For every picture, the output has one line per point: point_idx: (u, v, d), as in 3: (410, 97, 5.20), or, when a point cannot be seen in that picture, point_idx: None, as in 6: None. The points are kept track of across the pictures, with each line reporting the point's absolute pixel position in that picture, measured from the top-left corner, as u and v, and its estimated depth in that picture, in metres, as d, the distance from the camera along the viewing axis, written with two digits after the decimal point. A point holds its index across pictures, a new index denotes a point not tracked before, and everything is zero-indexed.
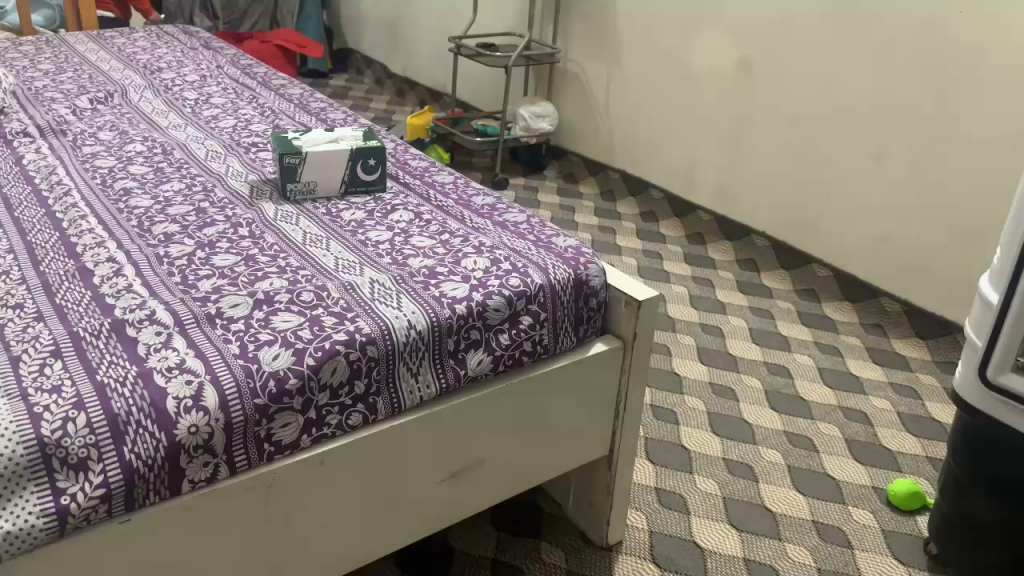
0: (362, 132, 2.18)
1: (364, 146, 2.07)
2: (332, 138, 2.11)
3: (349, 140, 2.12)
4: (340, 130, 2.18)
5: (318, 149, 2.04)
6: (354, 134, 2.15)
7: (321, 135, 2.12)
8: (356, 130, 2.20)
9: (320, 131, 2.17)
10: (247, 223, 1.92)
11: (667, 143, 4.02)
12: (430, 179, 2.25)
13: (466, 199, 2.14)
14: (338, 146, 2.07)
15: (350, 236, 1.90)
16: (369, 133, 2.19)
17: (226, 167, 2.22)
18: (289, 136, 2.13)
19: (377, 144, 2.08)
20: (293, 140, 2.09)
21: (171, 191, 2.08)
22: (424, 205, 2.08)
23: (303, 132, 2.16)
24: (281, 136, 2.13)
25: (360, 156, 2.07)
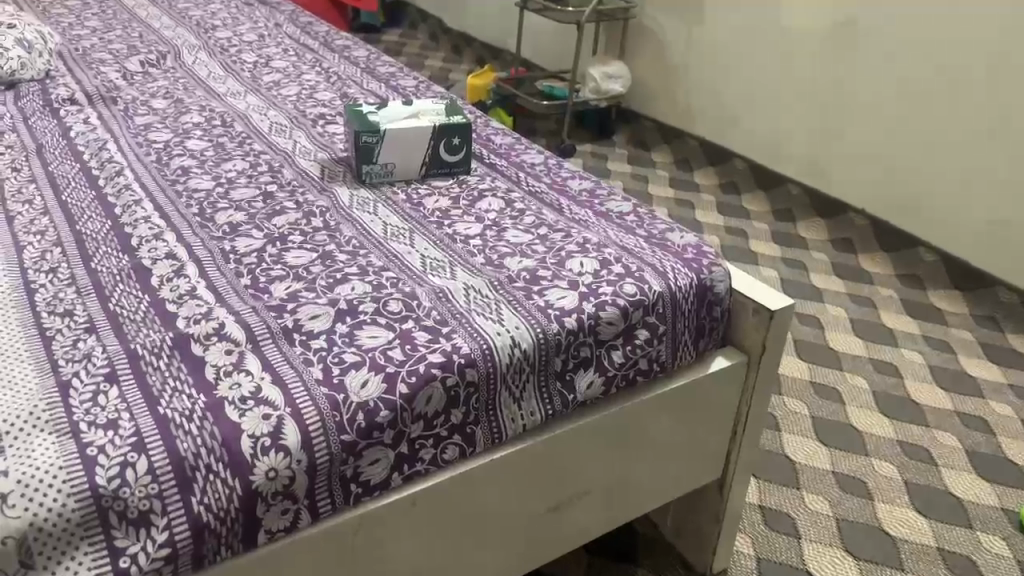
0: (443, 106, 1.95)
1: (449, 123, 1.84)
2: (412, 113, 1.88)
3: (431, 116, 1.89)
4: (419, 103, 1.94)
5: (399, 127, 1.82)
6: (435, 109, 1.92)
7: (400, 109, 1.89)
8: (437, 103, 1.97)
9: (397, 104, 1.94)
10: (320, 213, 1.71)
11: (753, 109, 3.71)
12: (518, 158, 2.01)
13: (561, 182, 1.90)
14: (420, 123, 1.84)
15: (436, 230, 1.68)
16: (452, 106, 1.95)
17: (294, 144, 2.01)
18: (364, 108, 1.91)
19: (463, 121, 1.86)
20: (369, 114, 1.87)
21: (234, 172, 1.87)
22: (515, 191, 1.85)
23: (378, 105, 1.94)
24: (355, 109, 1.90)
25: (445, 136, 1.84)
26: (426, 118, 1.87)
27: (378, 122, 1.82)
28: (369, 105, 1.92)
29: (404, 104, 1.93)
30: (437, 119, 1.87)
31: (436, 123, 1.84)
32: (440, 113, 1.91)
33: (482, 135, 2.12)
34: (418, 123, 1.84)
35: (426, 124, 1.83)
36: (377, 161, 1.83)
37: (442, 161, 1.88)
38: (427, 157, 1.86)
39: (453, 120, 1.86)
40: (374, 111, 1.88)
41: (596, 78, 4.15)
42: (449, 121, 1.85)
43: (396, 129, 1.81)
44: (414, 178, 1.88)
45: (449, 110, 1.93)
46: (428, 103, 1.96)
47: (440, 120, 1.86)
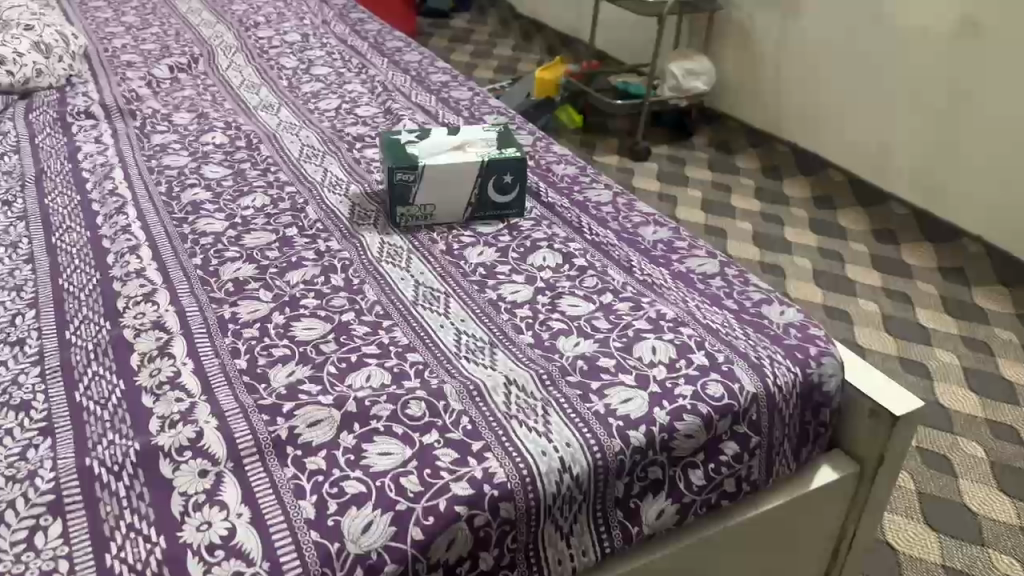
0: (495, 133, 1.66)
1: (498, 157, 1.56)
2: (456, 144, 1.60)
3: (479, 147, 1.61)
4: (466, 130, 1.67)
5: (438, 161, 1.54)
6: (484, 137, 1.64)
7: (442, 139, 1.61)
8: (488, 128, 1.68)
9: (441, 131, 1.67)
10: (342, 267, 1.44)
11: (854, 115, 3.30)
12: (581, 195, 1.71)
13: (632, 231, 1.60)
14: (464, 155, 1.57)
15: (478, 293, 1.40)
16: (505, 134, 1.67)
17: (324, 174, 1.75)
18: (401, 137, 1.64)
19: (514, 154, 1.57)
20: (406, 145, 1.60)
21: (251, 209, 1.61)
22: (575, 241, 1.55)
23: (419, 131, 1.66)
24: (391, 138, 1.63)
25: (492, 171, 1.56)
26: (472, 150, 1.59)
27: (415, 156, 1.55)
28: (408, 133, 1.65)
29: (448, 132, 1.66)
30: (485, 151, 1.59)
31: (482, 156, 1.55)
32: (490, 142, 1.62)
33: (541, 164, 1.82)
34: (461, 157, 1.56)
35: (471, 157, 1.55)
36: (413, 200, 1.56)
37: (490, 201, 1.60)
38: (473, 196, 1.58)
39: (504, 152, 1.57)
40: (412, 141, 1.61)
41: (677, 74, 3.76)
42: (499, 154, 1.56)
43: (436, 163, 1.53)
44: (456, 221, 1.60)
45: (500, 138, 1.65)
46: (477, 129, 1.68)
47: (488, 152, 1.58)
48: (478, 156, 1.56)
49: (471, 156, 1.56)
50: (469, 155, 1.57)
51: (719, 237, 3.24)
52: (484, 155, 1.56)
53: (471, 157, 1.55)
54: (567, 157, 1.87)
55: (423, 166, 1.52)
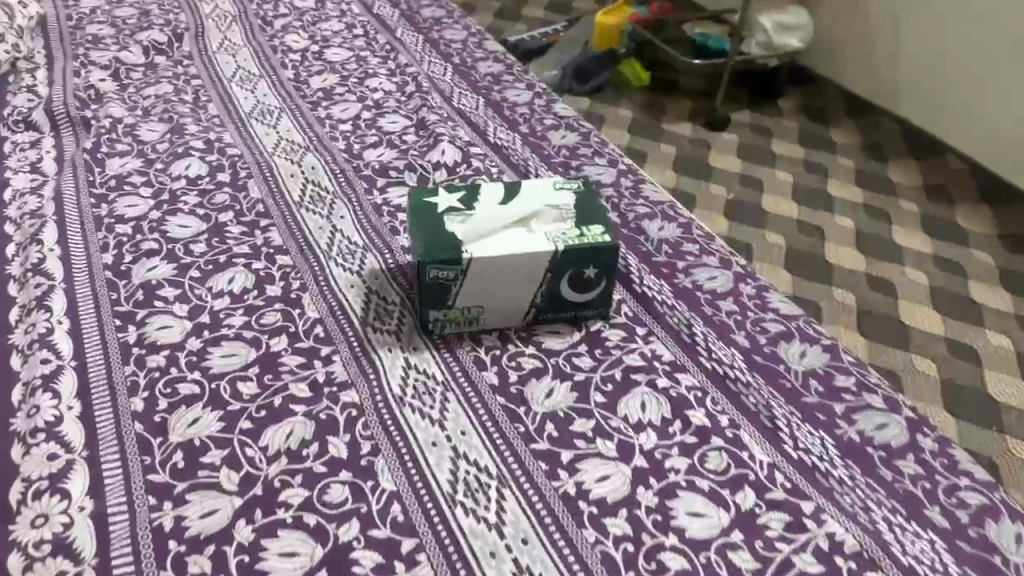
0: (573, 194, 1.17)
1: (578, 244, 1.07)
2: (516, 218, 1.11)
3: (549, 221, 1.11)
4: (532, 188, 1.17)
5: (489, 249, 1.06)
6: (558, 202, 1.15)
7: (497, 208, 1.13)
8: (562, 183, 1.18)
9: (496, 188, 1.17)
10: (344, 422, 0.97)
11: (992, 92, 2.47)
12: (689, 277, 1.22)
13: (768, 347, 1.11)
14: (529, 238, 1.08)
15: (546, 479, 0.93)
16: (587, 194, 1.17)
17: (328, 235, 1.27)
18: (438, 199, 1.15)
19: (602, 239, 1.08)
20: (446, 218, 1.11)
21: (225, 298, 1.16)
22: (687, 367, 1.07)
23: (464, 188, 1.17)
24: (424, 201, 1.14)
25: (569, 264, 1.07)
26: (540, 227, 1.10)
27: (457, 241, 1.06)
28: (449, 191, 1.16)
29: (507, 192, 1.16)
30: (559, 228, 1.10)
31: (555, 242, 1.07)
32: (567, 212, 1.13)
33: (630, 220, 1.33)
34: (524, 241, 1.07)
35: (538, 244, 1.06)
36: (452, 303, 1.08)
37: (565, 300, 1.11)
38: (540, 294, 1.10)
39: (587, 235, 1.08)
40: (454, 210, 1.12)
41: (768, 28, 2.93)
42: (579, 239, 1.07)
43: (487, 254, 1.05)
44: (515, 326, 1.12)
45: (581, 203, 1.15)
46: (547, 186, 1.18)
47: (564, 232, 1.09)
48: (550, 240, 1.07)
49: (539, 240, 1.08)
50: (536, 238, 1.08)
51: (807, 233, 2.42)
52: (558, 241, 1.07)
53: (539, 243, 1.07)
54: (662, 207, 1.36)
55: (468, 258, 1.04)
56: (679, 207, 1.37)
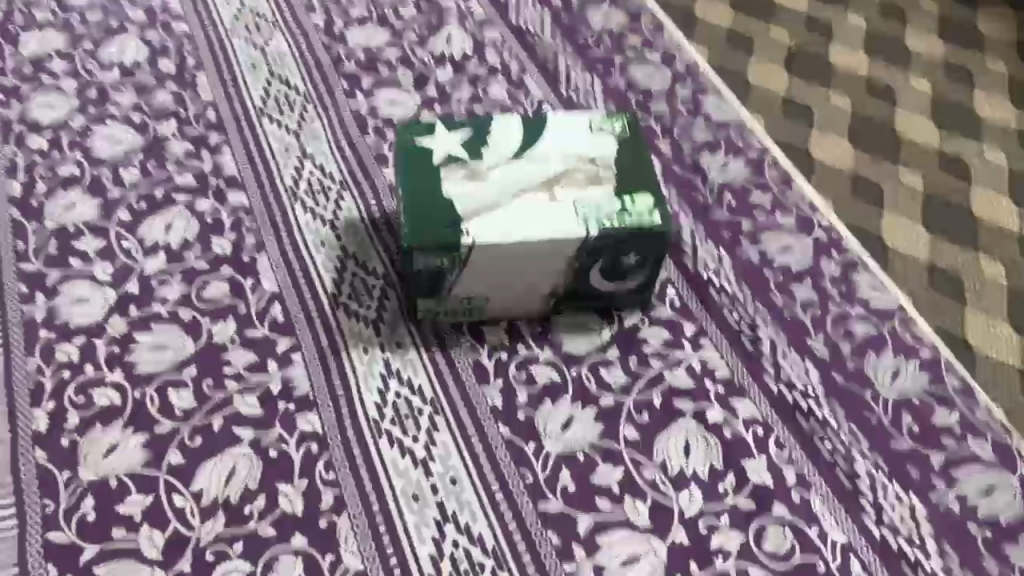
0: (615, 140, 0.88)
1: (616, 226, 0.80)
2: (536, 177, 0.84)
3: (580, 182, 0.84)
4: (560, 129, 0.88)
5: (496, 229, 0.79)
6: (594, 152, 0.86)
7: (512, 161, 0.85)
8: (602, 121, 0.89)
9: (512, 125, 0.88)
10: (301, 461, 0.76)
11: None
12: (755, 245, 0.95)
13: (852, 361, 0.87)
14: (551, 211, 0.81)
15: (556, 559, 0.72)
16: (633, 140, 0.88)
17: (295, 162, 1.00)
18: (434, 140, 0.87)
19: (650, 219, 0.81)
20: (442, 170, 0.84)
21: (159, 256, 0.91)
22: (747, 389, 0.83)
23: (469, 123, 0.88)
24: (414, 141, 0.86)
25: (602, 250, 0.81)
26: (566, 192, 0.83)
27: (454, 213, 0.80)
28: (449, 127, 0.88)
29: (526, 133, 0.88)
30: (593, 196, 0.83)
31: (585, 223, 0.80)
32: (604, 170, 0.85)
33: (683, 154, 1.04)
34: (544, 215, 0.81)
35: (563, 224, 0.80)
36: (447, 292, 0.83)
37: (594, 287, 0.85)
38: (561, 282, 0.84)
39: (630, 211, 0.81)
40: (453, 160, 0.85)
41: None
42: (619, 218, 0.81)
43: (494, 238, 0.79)
44: (526, 316, 0.87)
45: (624, 154, 0.86)
46: (581, 125, 0.89)
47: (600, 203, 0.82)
48: (579, 218, 0.81)
49: (565, 215, 0.81)
50: (561, 212, 0.81)
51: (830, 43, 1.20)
52: (590, 220, 0.80)
53: (564, 221, 0.80)
54: (726, 133, 1.07)
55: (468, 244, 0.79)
56: (748, 135, 1.07)
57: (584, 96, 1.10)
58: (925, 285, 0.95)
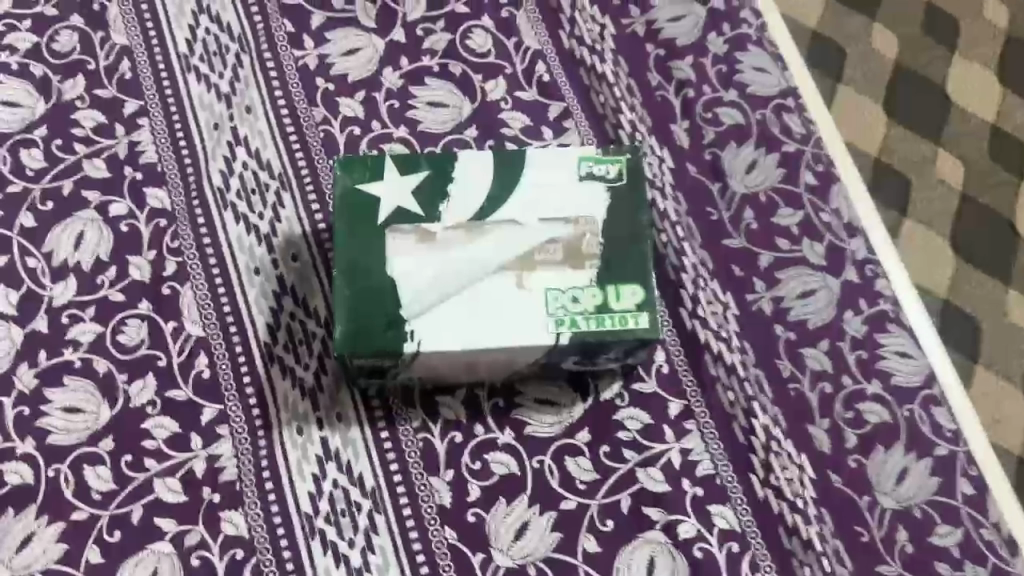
0: (606, 192, 0.70)
1: (593, 332, 0.66)
2: (501, 251, 0.68)
3: (556, 258, 0.67)
4: (539, 172, 0.70)
5: (445, 330, 0.66)
6: (579, 212, 0.69)
7: (474, 223, 0.69)
8: (593, 162, 0.71)
9: (481, 163, 0.71)
10: (227, 568, 0.70)
11: None
12: (770, 288, 0.80)
13: (852, 458, 0.77)
14: (515, 303, 0.66)
15: None
16: (630, 195, 0.70)
17: (225, 145, 0.82)
18: (381, 185, 0.70)
19: (635, 323, 0.66)
20: (386, 234, 0.68)
21: (69, 281, 0.78)
22: (729, 492, 0.74)
23: (426, 159, 0.71)
24: (355, 188, 0.70)
25: (575, 351, 0.68)
26: (537, 274, 0.67)
27: (397, 304, 0.66)
28: (401, 166, 0.71)
29: (495, 179, 0.70)
30: (569, 281, 0.67)
31: (555, 326, 0.66)
32: (589, 239, 0.68)
33: (703, 145, 0.84)
34: (506, 309, 0.66)
35: (528, 326, 0.66)
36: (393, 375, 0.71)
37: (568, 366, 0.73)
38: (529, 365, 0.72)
39: (612, 310, 0.67)
40: (401, 219, 0.69)
41: None
42: (597, 319, 0.66)
43: (442, 344, 0.65)
44: (489, 384, 0.76)
45: (616, 214, 0.69)
46: (567, 167, 0.71)
47: (576, 294, 0.67)
48: (549, 316, 0.66)
49: (532, 310, 0.66)
50: (528, 306, 0.66)
51: None
52: (562, 321, 0.66)
53: (530, 321, 0.66)
54: (760, 113, 0.86)
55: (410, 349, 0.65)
56: (787, 117, 0.86)
57: (590, 48, 0.87)
58: (977, 158, 0.94)
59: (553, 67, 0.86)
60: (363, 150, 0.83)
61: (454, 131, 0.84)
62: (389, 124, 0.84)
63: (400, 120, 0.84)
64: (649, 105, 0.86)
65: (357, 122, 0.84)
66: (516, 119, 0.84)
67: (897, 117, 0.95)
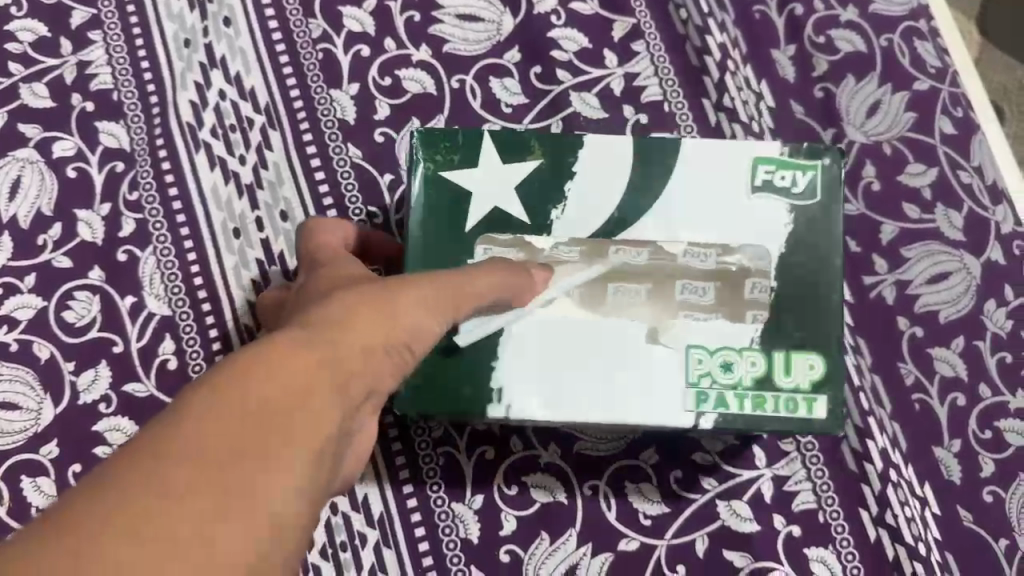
0: (789, 215, 0.50)
1: (746, 416, 0.48)
2: (631, 298, 0.48)
3: (706, 302, 0.48)
4: (697, 171, 0.51)
5: (541, 395, 0.48)
6: (747, 238, 0.49)
7: (598, 246, 0.49)
8: (773, 166, 0.50)
9: (610, 148, 0.51)
10: None
11: None
12: (890, 270, 0.63)
13: (989, 491, 0.59)
14: (644, 372, 0.47)
15: None
16: (821, 221, 0.50)
17: (199, 68, 0.65)
18: (474, 173, 0.51)
19: (807, 412, 0.47)
20: (476, 246, 0.50)
21: (2, 241, 0.62)
22: (833, 533, 0.58)
23: (538, 142, 0.52)
24: (439, 175, 0.51)
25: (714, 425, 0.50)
26: (677, 329, 0.48)
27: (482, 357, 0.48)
28: (502, 148, 0.51)
29: (632, 176, 0.51)
30: (721, 337, 0.48)
31: (695, 401, 0.47)
32: (755, 280, 0.48)
33: (810, 80, 0.66)
34: (631, 379, 0.47)
35: (656, 400, 0.47)
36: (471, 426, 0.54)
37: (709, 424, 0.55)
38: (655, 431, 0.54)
39: (776, 388, 0.48)
40: (498, 226, 0.50)
41: None
42: (754, 400, 0.48)
43: (540, 413, 0.47)
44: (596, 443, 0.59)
45: (800, 248, 0.49)
46: (737, 169, 0.50)
47: (730, 359, 0.48)
48: (689, 388, 0.47)
49: (666, 381, 0.47)
50: (658, 374, 0.47)
51: None
52: (705, 397, 0.47)
53: (658, 396, 0.47)
54: (884, 38, 0.66)
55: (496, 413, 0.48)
56: (920, 44, 0.67)
57: None
58: None
59: None
60: (373, 79, 0.65)
61: (491, 53, 0.65)
62: (406, 44, 0.65)
63: (422, 37, 0.66)
64: (744, 25, 0.67)
65: (365, 40, 0.66)
66: (571, 39, 0.66)
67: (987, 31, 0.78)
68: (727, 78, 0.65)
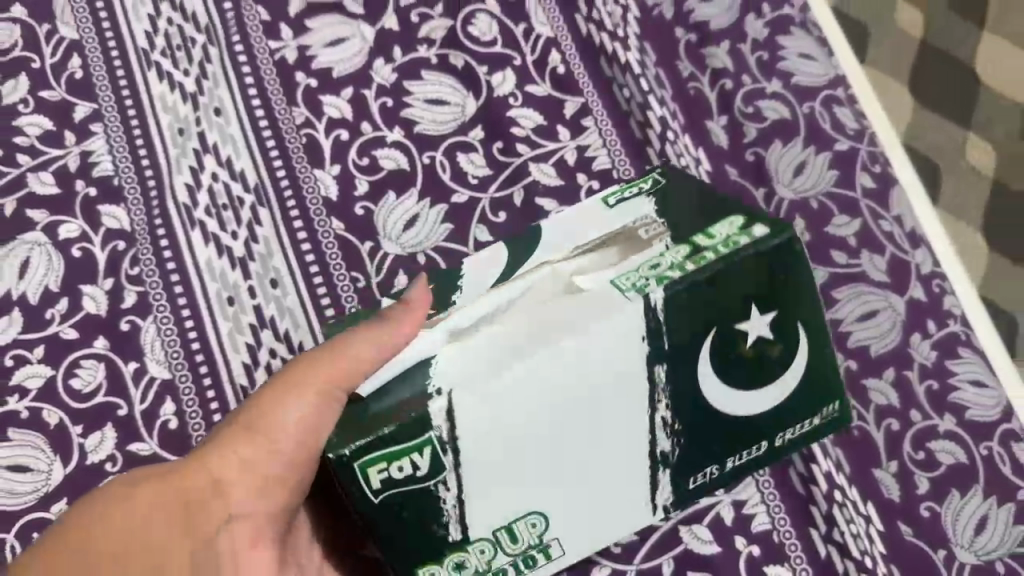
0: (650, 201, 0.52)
1: (693, 278, 0.45)
2: (540, 275, 0.48)
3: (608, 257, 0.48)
4: (563, 225, 0.54)
5: (482, 362, 0.44)
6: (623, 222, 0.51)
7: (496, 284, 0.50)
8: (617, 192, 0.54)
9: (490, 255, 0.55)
10: None
11: None
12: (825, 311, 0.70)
13: (926, 506, 0.65)
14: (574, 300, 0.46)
15: None
16: (676, 186, 0.53)
17: (192, 155, 0.71)
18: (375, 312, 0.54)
19: (745, 238, 0.46)
20: None
21: (13, 316, 0.67)
22: (787, 552, 0.63)
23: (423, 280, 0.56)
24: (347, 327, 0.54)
25: (692, 311, 0.46)
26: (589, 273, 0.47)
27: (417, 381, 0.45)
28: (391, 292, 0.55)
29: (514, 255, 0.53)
30: (633, 262, 0.47)
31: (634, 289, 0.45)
32: (641, 229, 0.50)
33: (743, 146, 0.74)
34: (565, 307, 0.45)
35: (607, 317, 0.44)
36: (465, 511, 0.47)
37: (713, 409, 0.49)
38: (661, 432, 0.49)
39: (704, 249, 0.46)
40: None
41: None
42: (693, 261, 0.46)
43: (488, 373, 0.44)
44: (611, 543, 0.53)
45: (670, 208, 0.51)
46: (587, 210, 0.54)
47: (652, 261, 0.47)
48: (626, 290, 0.45)
49: (599, 297, 0.45)
50: (587, 294, 0.46)
51: None
52: (645, 285, 0.45)
53: (595, 314, 0.44)
54: (805, 106, 0.75)
55: (439, 412, 0.43)
56: (838, 111, 0.75)
57: (611, 35, 0.76)
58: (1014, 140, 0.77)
59: (569, 57, 0.75)
60: (352, 158, 0.72)
61: (458, 132, 0.73)
62: (380, 126, 0.73)
63: (395, 120, 0.73)
64: (681, 99, 0.75)
65: (345, 124, 0.73)
66: (528, 117, 0.73)
67: (922, 92, 0.78)
68: (669, 145, 0.73)
